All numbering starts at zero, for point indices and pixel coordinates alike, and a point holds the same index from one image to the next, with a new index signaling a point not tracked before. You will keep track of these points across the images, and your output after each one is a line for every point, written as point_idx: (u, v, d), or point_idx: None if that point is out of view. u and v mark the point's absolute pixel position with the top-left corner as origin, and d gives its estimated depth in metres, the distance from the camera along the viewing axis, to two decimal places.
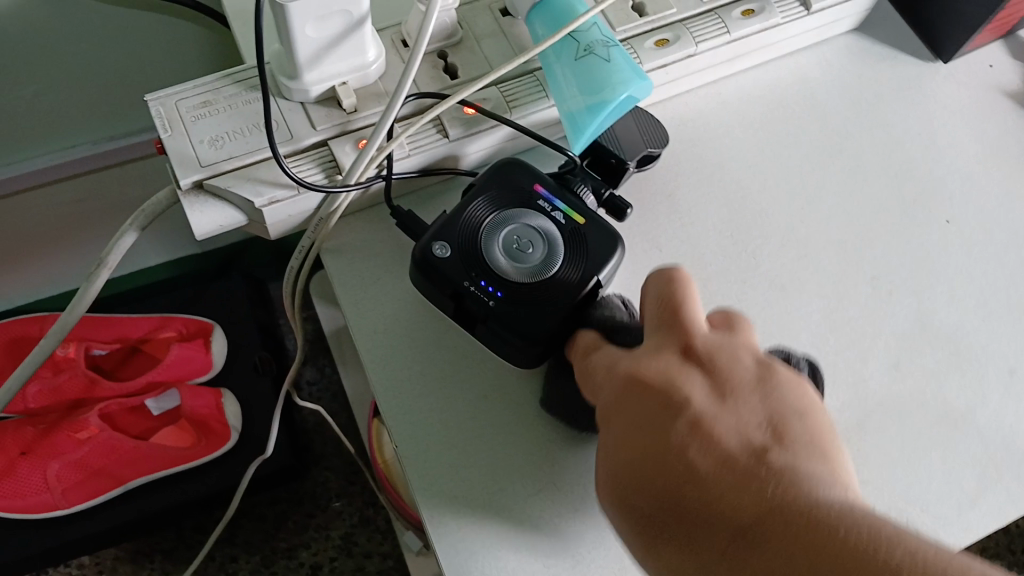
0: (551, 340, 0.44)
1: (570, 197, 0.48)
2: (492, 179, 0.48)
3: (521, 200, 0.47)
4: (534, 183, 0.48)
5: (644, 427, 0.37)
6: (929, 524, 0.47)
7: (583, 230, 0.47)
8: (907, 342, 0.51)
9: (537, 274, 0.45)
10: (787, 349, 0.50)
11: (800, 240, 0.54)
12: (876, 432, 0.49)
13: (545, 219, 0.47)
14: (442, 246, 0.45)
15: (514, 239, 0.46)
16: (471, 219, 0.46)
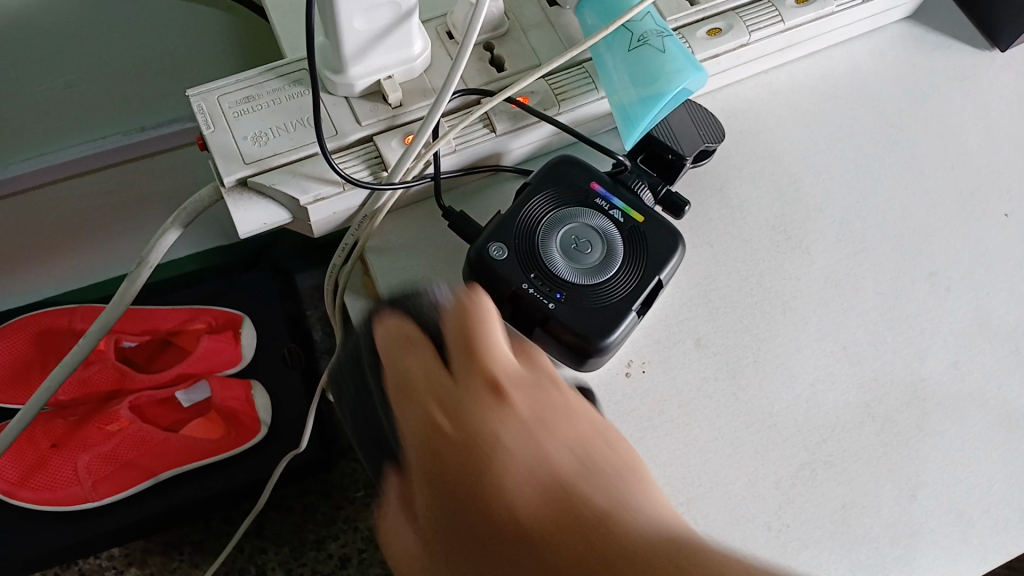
0: (609, 343, 0.44)
1: (626, 193, 0.47)
2: (547, 177, 0.47)
3: (578, 198, 0.47)
4: (589, 180, 0.47)
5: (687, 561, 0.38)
6: (993, 530, 0.46)
7: (642, 228, 0.46)
8: (967, 341, 0.50)
9: (596, 275, 0.45)
10: (845, 349, 0.49)
11: (855, 236, 0.52)
12: (937, 434, 0.47)
13: (602, 215, 0.46)
14: (498, 248, 0.45)
15: (572, 239, 0.45)
16: (528, 219, 0.46)
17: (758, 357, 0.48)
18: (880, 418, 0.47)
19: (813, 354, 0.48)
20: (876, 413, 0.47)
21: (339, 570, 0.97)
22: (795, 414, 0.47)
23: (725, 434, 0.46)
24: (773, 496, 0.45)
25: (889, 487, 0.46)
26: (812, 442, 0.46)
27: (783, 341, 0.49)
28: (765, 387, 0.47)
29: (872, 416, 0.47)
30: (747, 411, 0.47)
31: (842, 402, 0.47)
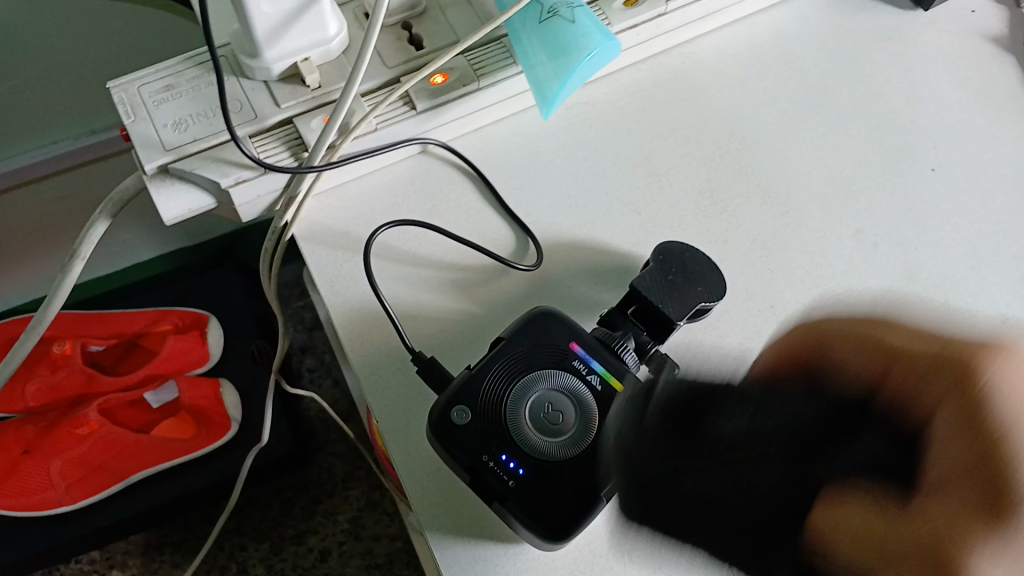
0: (577, 525, 0.39)
1: (609, 356, 0.42)
2: (521, 335, 0.42)
3: (554, 361, 0.42)
4: (570, 339, 0.42)
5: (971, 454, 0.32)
6: None
7: (621, 397, 0.41)
8: (894, 294, 0.51)
9: (569, 447, 0.40)
10: (773, 308, 0.49)
11: (781, 197, 0.53)
12: None
13: (579, 383, 0.41)
14: (463, 412, 0.40)
15: (544, 410, 0.41)
16: (497, 385, 0.41)
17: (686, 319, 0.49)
18: None
19: (740, 314, 0.49)
20: None
21: (320, 564, 0.97)
22: None
23: None
24: None
25: None
26: None
27: None
28: (692, 349, 0.48)
29: None
30: None
31: None
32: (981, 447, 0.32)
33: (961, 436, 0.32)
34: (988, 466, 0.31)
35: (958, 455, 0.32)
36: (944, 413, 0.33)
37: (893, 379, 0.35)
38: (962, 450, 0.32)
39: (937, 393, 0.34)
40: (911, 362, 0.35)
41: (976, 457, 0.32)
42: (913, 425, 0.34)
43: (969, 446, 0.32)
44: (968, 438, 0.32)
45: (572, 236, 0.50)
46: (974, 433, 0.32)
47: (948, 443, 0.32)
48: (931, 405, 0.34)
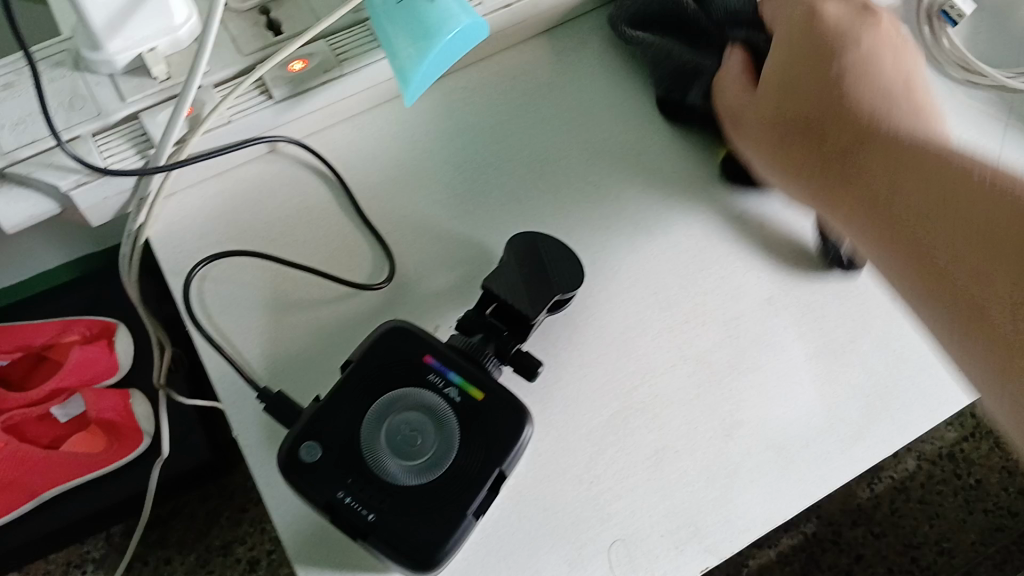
0: (446, 548, 0.37)
1: (465, 364, 0.40)
2: (370, 354, 0.40)
3: (406, 377, 0.40)
4: (423, 352, 0.40)
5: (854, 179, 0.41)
6: (814, 463, 0.45)
7: (482, 406, 0.39)
8: (783, 275, 0.49)
9: (431, 471, 0.38)
10: (656, 295, 0.48)
11: (667, 180, 0.51)
12: (753, 372, 0.46)
13: (436, 399, 0.39)
14: (311, 448, 0.38)
15: (398, 430, 0.38)
16: (350, 405, 0.39)
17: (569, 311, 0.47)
18: (693, 359, 0.47)
19: (624, 302, 0.47)
20: (689, 355, 0.47)
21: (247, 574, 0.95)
22: (607, 366, 0.46)
23: (534, 390, 0.45)
24: (583, 450, 0.44)
25: (702, 429, 0.45)
26: (624, 389, 0.45)
27: (594, 292, 0.47)
28: (574, 341, 0.46)
29: (685, 358, 0.47)
30: (557, 368, 0.45)
31: (656, 347, 0.47)
32: (937, 266, 0.35)
33: (931, 218, 0.36)
34: (992, 305, 0.33)
35: (921, 262, 0.36)
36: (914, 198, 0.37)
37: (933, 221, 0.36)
38: (994, 305, 0.33)
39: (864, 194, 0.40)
40: (935, 197, 0.37)
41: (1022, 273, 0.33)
42: (958, 277, 0.35)
43: (975, 319, 0.34)
44: (932, 244, 0.36)
45: (447, 229, 0.48)
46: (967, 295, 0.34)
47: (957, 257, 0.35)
48: (928, 217, 0.37)
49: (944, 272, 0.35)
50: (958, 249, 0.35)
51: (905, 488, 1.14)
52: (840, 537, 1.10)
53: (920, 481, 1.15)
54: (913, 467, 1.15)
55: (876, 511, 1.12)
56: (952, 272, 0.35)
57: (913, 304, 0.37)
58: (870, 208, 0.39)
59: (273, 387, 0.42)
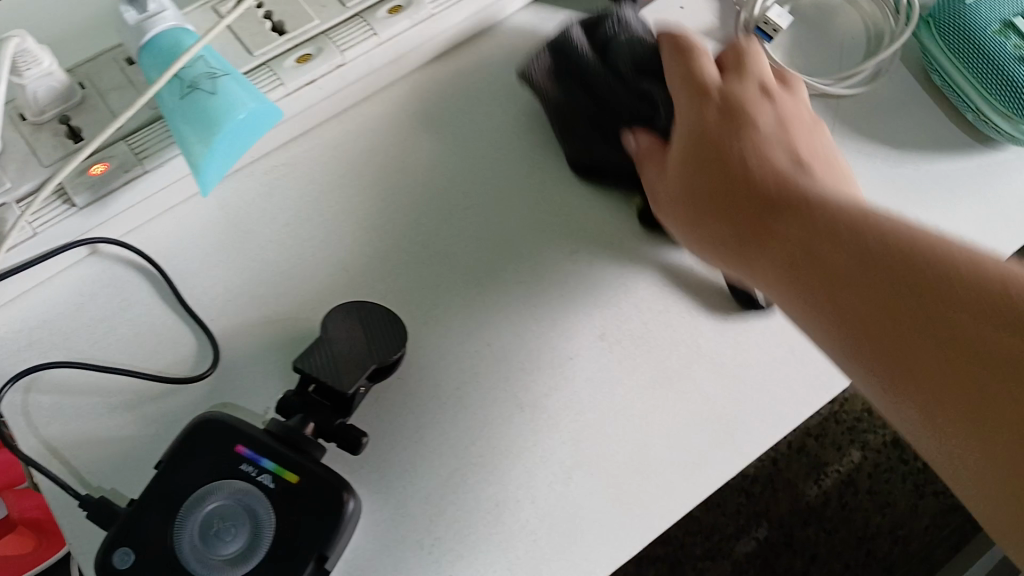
0: None
1: (278, 449, 0.41)
2: (184, 449, 0.41)
3: (220, 469, 0.40)
4: (236, 442, 0.41)
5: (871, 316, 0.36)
6: (655, 496, 0.45)
7: (296, 491, 0.40)
8: (615, 310, 0.49)
9: (245, 564, 0.39)
10: (489, 346, 0.48)
11: (494, 229, 0.51)
12: (590, 411, 0.47)
13: (249, 488, 0.40)
14: (125, 554, 0.39)
15: (211, 527, 0.39)
16: (164, 505, 0.40)
17: (400, 375, 0.47)
18: (530, 408, 0.46)
19: (456, 358, 0.47)
20: (525, 404, 0.46)
21: None
22: (441, 425, 0.46)
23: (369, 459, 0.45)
24: (422, 514, 0.44)
25: (540, 476, 0.45)
26: (460, 447, 0.45)
27: (426, 352, 0.47)
28: (407, 405, 0.46)
29: (522, 407, 0.46)
30: (391, 433, 0.45)
31: (491, 400, 0.46)
32: (887, 304, 0.35)
33: (886, 300, 0.35)
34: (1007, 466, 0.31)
35: (935, 357, 0.33)
36: (827, 318, 0.37)
37: (938, 291, 0.34)
38: (907, 310, 0.35)
39: (822, 285, 0.38)
40: (884, 311, 0.35)
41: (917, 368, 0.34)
42: (924, 279, 0.35)
43: (912, 364, 0.34)
44: (903, 317, 0.35)
45: (273, 309, 0.48)
46: (892, 347, 0.35)
47: (915, 322, 0.34)
48: (880, 302, 0.35)
49: (926, 306, 0.34)
50: (865, 276, 0.36)
51: (854, 481, 1.13)
52: (792, 538, 1.10)
53: (868, 471, 1.14)
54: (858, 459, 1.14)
55: (825, 507, 1.12)
56: (912, 290, 0.35)
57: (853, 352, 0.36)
58: (787, 272, 0.40)
59: (97, 491, 0.43)
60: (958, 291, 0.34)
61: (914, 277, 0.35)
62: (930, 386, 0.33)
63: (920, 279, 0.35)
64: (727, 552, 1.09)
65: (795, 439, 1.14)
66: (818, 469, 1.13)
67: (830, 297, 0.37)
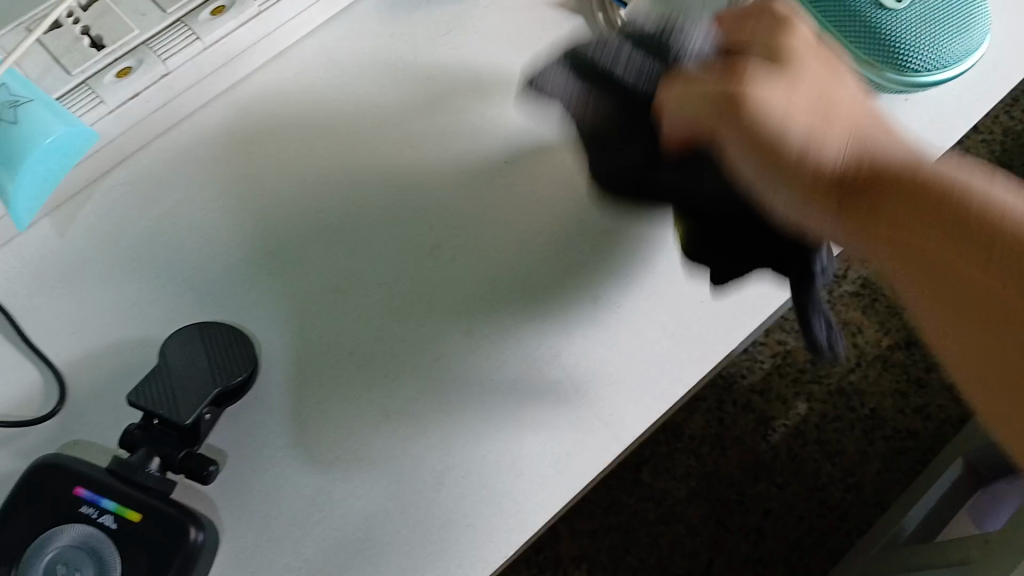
0: None
1: (119, 488, 0.40)
2: (21, 496, 0.39)
3: (60, 513, 0.39)
4: (73, 484, 0.40)
5: (924, 251, 0.36)
6: (530, 491, 0.44)
7: (140, 528, 0.39)
8: (480, 303, 0.48)
9: None
10: (350, 354, 0.46)
11: (349, 230, 0.49)
12: (459, 410, 0.45)
13: (89, 532, 0.39)
14: None
15: (55, 573, 0.38)
16: (6, 556, 0.38)
17: (258, 392, 0.45)
18: (396, 414, 0.45)
19: (316, 370, 0.46)
20: (391, 410, 0.45)
21: None
22: (303, 441, 0.44)
23: (229, 484, 0.43)
24: (289, 538, 0.42)
25: (411, 483, 0.44)
26: (325, 462, 0.44)
27: (285, 366, 0.46)
28: (266, 423, 0.44)
29: (388, 414, 0.45)
30: (251, 455, 0.44)
31: (356, 410, 0.45)
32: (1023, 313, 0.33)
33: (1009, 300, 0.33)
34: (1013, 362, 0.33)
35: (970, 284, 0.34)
36: (958, 341, 0.36)
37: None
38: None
39: (932, 235, 0.35)
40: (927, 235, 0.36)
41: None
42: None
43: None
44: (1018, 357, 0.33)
45: (122, 338, 0.46)
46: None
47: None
48: (946, 266, 0.35)
49: None
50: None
51: (802, 432, 1.13)
52: (744, 496, 1.10)
53: (816, 422, 1.13)
54: (805, 410, 1.14)
55: (775, 462, 1.11)
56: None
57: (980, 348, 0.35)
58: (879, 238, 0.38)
59: None
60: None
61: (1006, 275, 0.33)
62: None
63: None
64: (681, 515, 1.09)
65: (739, 397, 1.15)
66: (765, 424, 1.13)
67: (986, 289, 0.34)
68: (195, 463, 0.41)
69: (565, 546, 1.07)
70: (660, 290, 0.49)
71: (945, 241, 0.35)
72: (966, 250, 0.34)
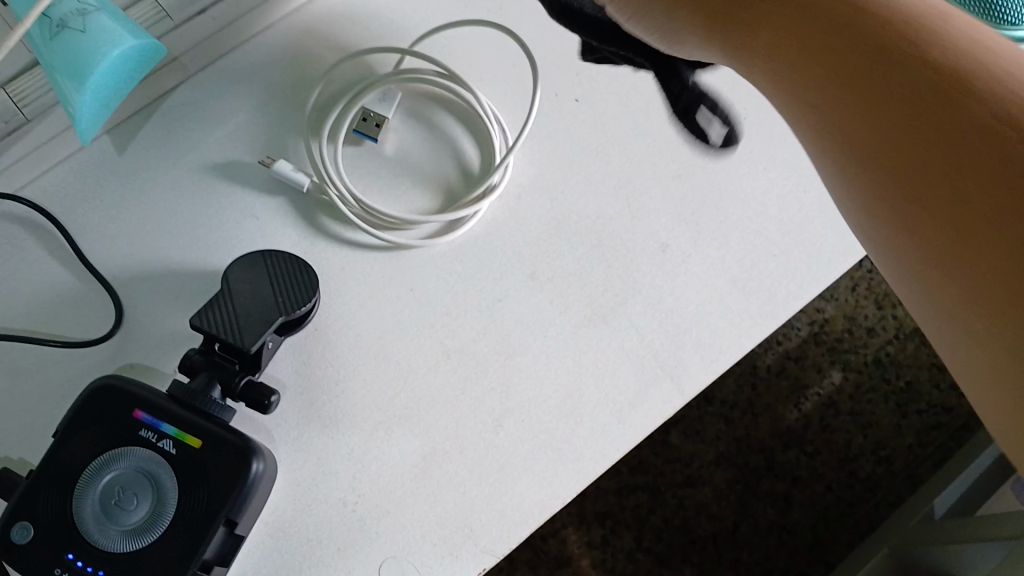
0: None
1: (180, 413, 0.38)
2: (79, 417, 0.38)
3: (118, 436, 0.38)
4: (133, 407, 0.39)
5: (936, 183, 0.24)
6: (589, 438, 0.43)
7: (200, 455, 0.38)
8: (543, 246, 0.46)
9: (149, 534, 0.37)
10: (412, 292, 0.45)
11: (414, 166, 0.48)
12: (522, 355, 0.44)
13: (151, 456, 0.38)
14: (23, 528, 0.37)
15: (113, 496, 0.37)
16: (63, 478, 0.38)
17: (318, 324, 0.43)
18: (457, 354, 0.44)
19: (378, 305, 0.44)
20: (452, 350, 0.44)
21: None
22: (362, 377, 0.43)
23: (289, 415, 0.42)
24: (345, 472, 0.41)
25: (470, 424, 0.43)
26: (384, 399, 0.43)
27: (346, 300, 0.44)
28: (325, 356, 0.43)
29: (449, 353, 0.44)
30: (310, 388, 0.43)
31: (417, 347, 0.44)
32: (938, 108, 0.24)
33: (894, 123, 0.25)
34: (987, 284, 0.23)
35: (955, 162, 0.24)
36: (832, 95, 0.27)
37: (956, 124, 0.24)
38: (974, 142, 0.24)
39: (895, 123, 0.25)
40: (936, 163, 0.24)
41: (1022, 117, 0.23)
42: (981, 127, 0.24)
43: (972, 249, 0.24)
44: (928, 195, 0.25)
45: (179, 263, 0.45)
46: (957, 252, 0.24)
47: (949, 144, 0.24)
48: (929, 199, 0.25)
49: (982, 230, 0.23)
50: (915, 204, 0.25)
51: (835, 402, 1.12)
52: (773, 462, 1.09)
53: (849, 392, 1.12)
54: (839, 380, 1.12)
55: (806, 431, 1.10)
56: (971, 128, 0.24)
57: (972, 241, 0.24)
58: (879, 145, 0.26)
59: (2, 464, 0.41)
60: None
61: (875, 22, 0.26)
62: (968, 271, 0.24)
63: (926, 64, 0.25)
64: (708, 479, 1.08)
65: (773, 362, 1.13)
66: (797, 392, 1.12)
67: (825, 74, 0.27)
68: (254, 394, 0.40)
69: (590, 503, 1.06)
70: (732, 240, 0.47)
71: (926, 203, 0.25)
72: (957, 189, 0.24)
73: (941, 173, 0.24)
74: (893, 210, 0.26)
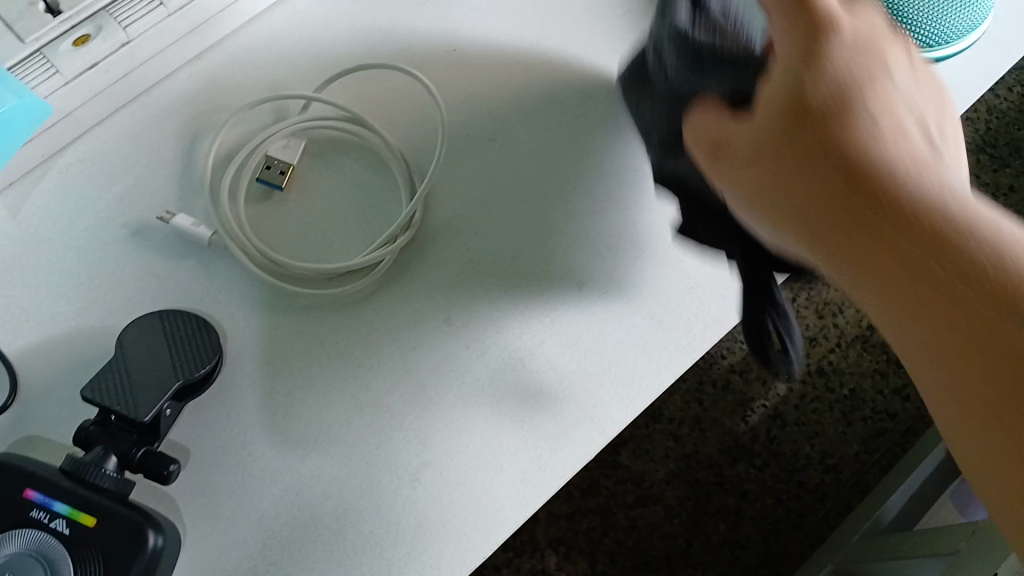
0: None
1: (72, 491, 0.37)
2: None
3: (6, 518, 0.36)
4: (22, 487, 0.37)
5: (926, 304, 0.28)
6: (509, 487, 0.42)
7: (95, 534, 0.36)
8: (457, 289, 0.45)
9: None
10: (322, 344, 0.43)
11: (321, 211, 0.46)
12: (438, 405, 0.43)
13: (43, 538, 0.36)
14: None
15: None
16: None
17: (225, 385, 0.42)
18: (371, 408, 0.42)
19: (286, 361, 0.43)
20: (364, 404, 0.42)
21: None
22: (272, 436, 0.42)
23: (196, 482, 0.41)
24: (254, 537, 0.40)
25: (385, 481, 0.41)
26: (295, 459, 0.41)
27: (252, 357, 0.43)
28: (232, 416, 0.42)
29: (362, 408, 0.42)
30: (216, 451, 0.41)
31: (329, 402, 0.42)
32: (879, 228, 0.29)
33: (961, 321, 0.27)
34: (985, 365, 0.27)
35: (945, 323, 0.28)
36: (875, 281, 0.29)
37: (952, 247, 0.28)
38: (909, 249, 0.28)
39: (941, 292, 0.28)
40: (932, 291, 0.28)
41: (964, 283, 0.28)
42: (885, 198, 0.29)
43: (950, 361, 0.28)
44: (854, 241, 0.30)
45: (76, 325, 0.43)
46: (976, 384, 0.27)
47: (889, 226, 0.29)
48: (957, 340, 0.28)
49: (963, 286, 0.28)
50: (883, 283, 0.29)
51: (782, 412, 1.12)
52: (723, 477, 1.09)
53: (794, 403, 1.12)
54: (784, 391, 1.12)
55: (754, 443, 1.10)
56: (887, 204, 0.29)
57: (929, 304, 0.28)
58: (881, 281, 0.29)
59: None
60: (1007, 298, 0.27)
61: (901, 205, 0.29)
62: (945, 351, 0.28)
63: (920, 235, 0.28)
64: (658, 497, 1.07)
65: (719, 377, 1.12)
66: (744, 405, 1.12)
67: (899, 272, 0.29)
68: (153, 461, 0.38)
69: (542, 528, 1.05)
70: (648, 275, 0.46)
71: (974, 407, 0.28)
72: (967, 326, 0.27)
73: (949, 317, 0.28)
74: (850, 271, 0.30)
